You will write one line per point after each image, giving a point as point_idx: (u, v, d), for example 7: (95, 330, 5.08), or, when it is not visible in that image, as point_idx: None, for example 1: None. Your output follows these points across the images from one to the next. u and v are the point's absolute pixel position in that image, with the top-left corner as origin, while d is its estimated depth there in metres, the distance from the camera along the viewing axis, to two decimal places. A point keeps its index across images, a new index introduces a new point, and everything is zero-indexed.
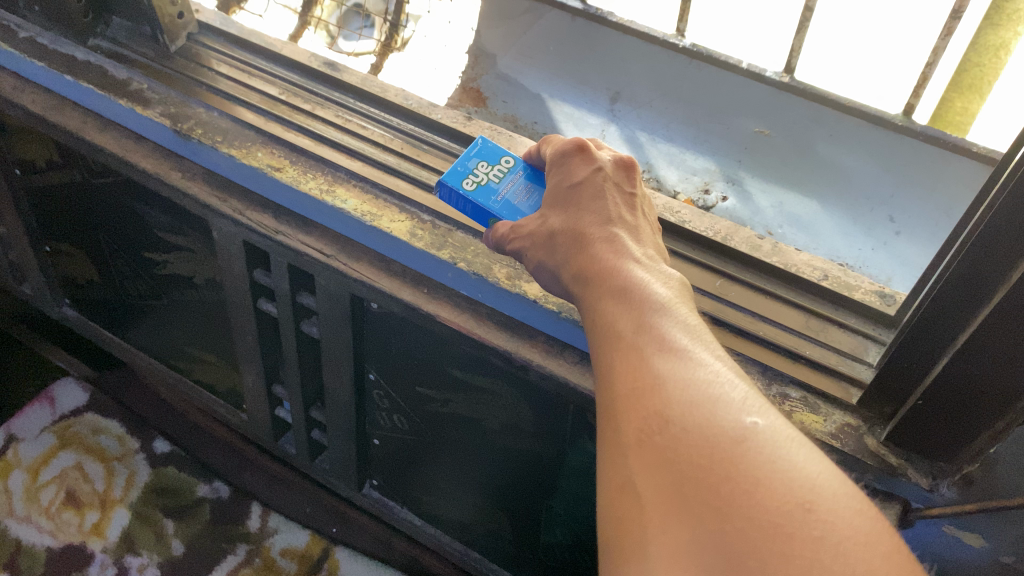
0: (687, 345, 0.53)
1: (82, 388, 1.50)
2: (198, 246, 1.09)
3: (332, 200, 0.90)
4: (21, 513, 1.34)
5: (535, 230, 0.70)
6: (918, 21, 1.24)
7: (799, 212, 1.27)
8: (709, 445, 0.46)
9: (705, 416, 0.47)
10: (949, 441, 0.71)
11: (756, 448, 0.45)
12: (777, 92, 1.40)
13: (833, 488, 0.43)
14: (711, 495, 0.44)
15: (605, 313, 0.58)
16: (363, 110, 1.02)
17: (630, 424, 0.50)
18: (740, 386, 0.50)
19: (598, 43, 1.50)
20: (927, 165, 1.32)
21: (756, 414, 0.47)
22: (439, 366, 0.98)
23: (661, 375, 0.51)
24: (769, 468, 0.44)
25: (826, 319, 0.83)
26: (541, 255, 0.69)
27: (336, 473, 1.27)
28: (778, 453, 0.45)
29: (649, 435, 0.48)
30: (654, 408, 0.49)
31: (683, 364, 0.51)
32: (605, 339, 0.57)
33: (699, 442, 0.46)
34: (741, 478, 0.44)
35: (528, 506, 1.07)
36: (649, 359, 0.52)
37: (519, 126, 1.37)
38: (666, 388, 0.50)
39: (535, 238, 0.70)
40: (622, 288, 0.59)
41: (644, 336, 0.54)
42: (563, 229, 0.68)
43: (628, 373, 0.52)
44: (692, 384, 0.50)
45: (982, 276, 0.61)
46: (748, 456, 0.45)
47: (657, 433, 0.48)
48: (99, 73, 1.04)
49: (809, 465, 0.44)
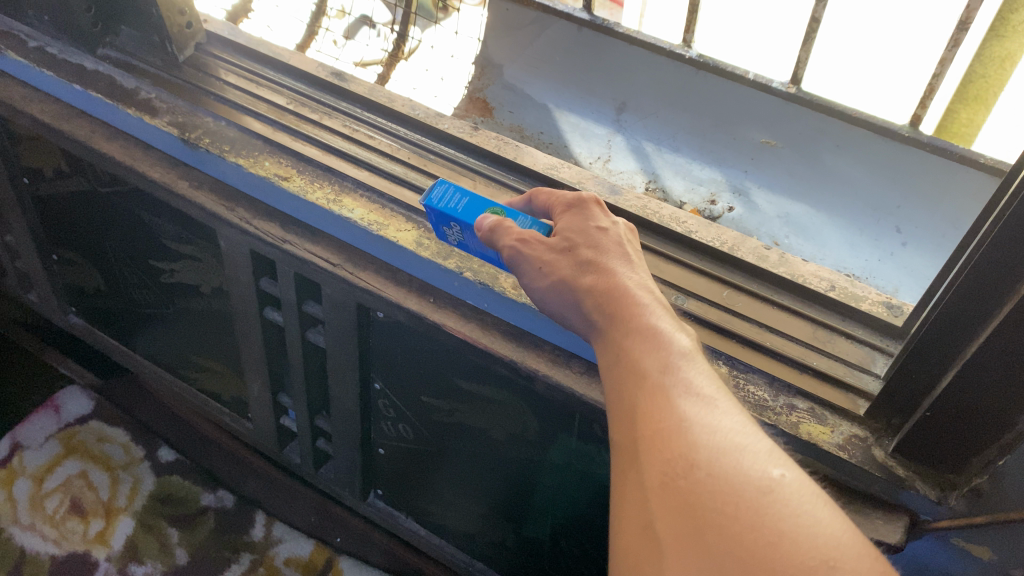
0: (713, 394, 0.52)
1: (88, 396, 1.51)
2: (204, 254, 1.10)
3: (339, 209, 0.90)
4: (25, 521, 1.34)
5: (545, 250, 0.67)
6: (930, 23, 1.25)
7: (808, 228, 1.28)
8: (734, 493, 0.45)
9: (732, 463, 0.47)
10: (960, 454, 0.70)
11: (783, 500, 0.45)
12: (784, 103, 1.37)
13: (858, 549, 0.43)
14: (733, 544, 0.43)
15: (629, 351, 0.57)
16: (370, 120, 1.02)
17: (653, 465, 0.49)
18: (766, 439, 0.49)
19: (602, 56, 1.47)
20: (931, 177, 1.30)
21: (783, 466, 0.47)
22: (445, 376, 0.98)
23: (687, 418, 0.50)
24: (796, 523, 0.43)
25: (833, 329, 0.83)
26: (545, 276, 0.66)
27: (341, 483, 1.27)
28: (803, 508, 0.45)
29: (673, 478, 0.48)
30: (678, 451, 0.48)
31: (709, 411, 0.51)
32: (627, 374, 0.56)
33: (725, 489, 0.46)
34: (767, 529, 0.43)
35: (534, 518, 1.07)
36: (675, 401, 0.51)
37: (525, 136, 1.41)
38: (693, 431, 0.49)
39: (545, 257, 0.67)
40: (646, 327, 0.58)
41: (671, 377, 0.53)
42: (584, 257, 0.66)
43: (653, 413, 0.52)
44: (718, 430, 0.49)
45: (993, 287, 0.61)
46: (774, 508, 0.44)
47: (682, 477, 0.47)
48: (108, 82, 1.04)
49: (832, 523, 0.44)
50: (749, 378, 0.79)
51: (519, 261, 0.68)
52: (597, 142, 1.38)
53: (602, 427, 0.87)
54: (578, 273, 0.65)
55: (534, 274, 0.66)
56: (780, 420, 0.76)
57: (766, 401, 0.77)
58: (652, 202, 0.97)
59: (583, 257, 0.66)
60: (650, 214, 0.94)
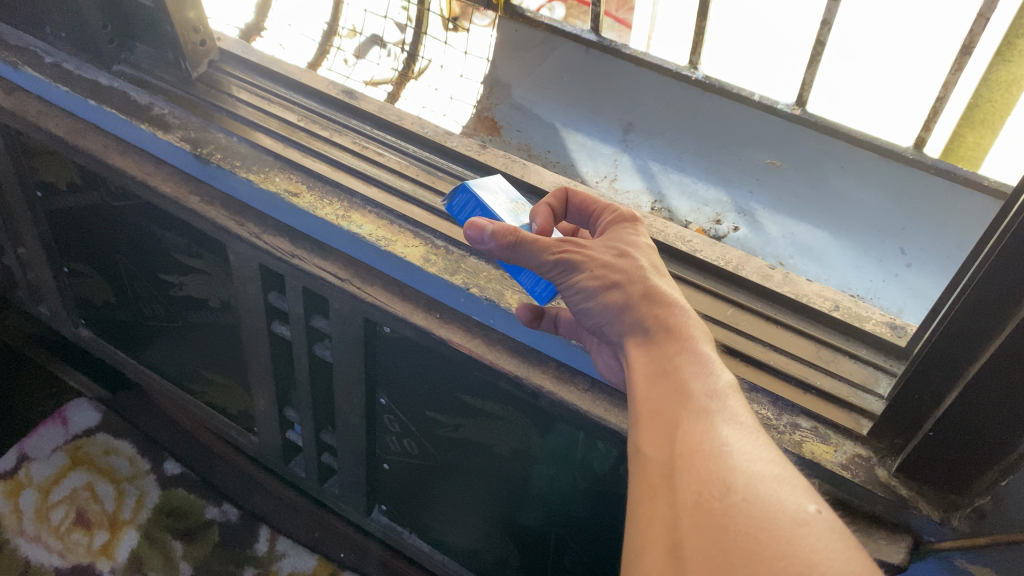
0: (755, 428, 0.52)
1: (95, 409, 1.52)
2: (213, 268, 1.11)
3: (348, 225, 0.91)
4: (31, 532, 1.34)
5: (597, 256, 0.67)
6: (929, 60, 1.26)
7: (812, 247, 1.28)
8: (769, 519, 0.45)
9: (769, 492, 0.46)
10: (962, 474, 0.70)
11: (817, 533, 0.44)
12: (786, 125, 1.41)
13: None
14: (757, 564, 0.42)
15: (680, 369, 0.58)
16: (380, 138, 1.04)
17: (689, 486, 0.49)
18: (803, 478, 0.49)
19: (613, 77, 1.49)
20: (937, 199, 1.31)
21: (820, 504, 0.46)
22: (451, 392, 0.98)
23: (728, 443, 0.50)
24: (827, 553, 0.42)
25: (836, 349, 0.84)
26: (597, 281, 0.65)
27: (346, 498, 1.27)
28: (836, 544, 0.43)
29: (708, 500, 0.47)
30: (716, 474, 0.48)
31: (751, 441, 0.51)
32: (670, 393, 0.56)
33: (760, 515, 0.45)
34: (797, 554, 0.42)
35: (537, 536, 1.07)
36: (717, 426, 0.52)
37: (533, 155, 1.41)
38: (733, 456, 0.49)
39: (597, 267, 0.66)
40: (699, 352, 0.58)
41: (717, 402, 0.54)
42: (634, 269, 0.65)
43: (694, 433, 0.52)
44: (757, 460, 0.49)
45: (995, 306, 0.61)
46: (806, 538, 0.43)
47: (716, 500, 0.47)
48: (122, 98, 1.06)
49: (865, 561, 0.43)
50: (753, 397, 0.80)
51: (577, 268, 0.66)
52: (603, 162, 1.39)
53: (606, 444, 0.87)
54: (628, 282, 0.64)
55: (587, 279, 0.65)
56: (783, 438, 0.76)
57: (769, 419, 0.78)
58: (657, 221, 0.97)
59: (634, 263, 0.66)
60: (655, 233, 0.95)
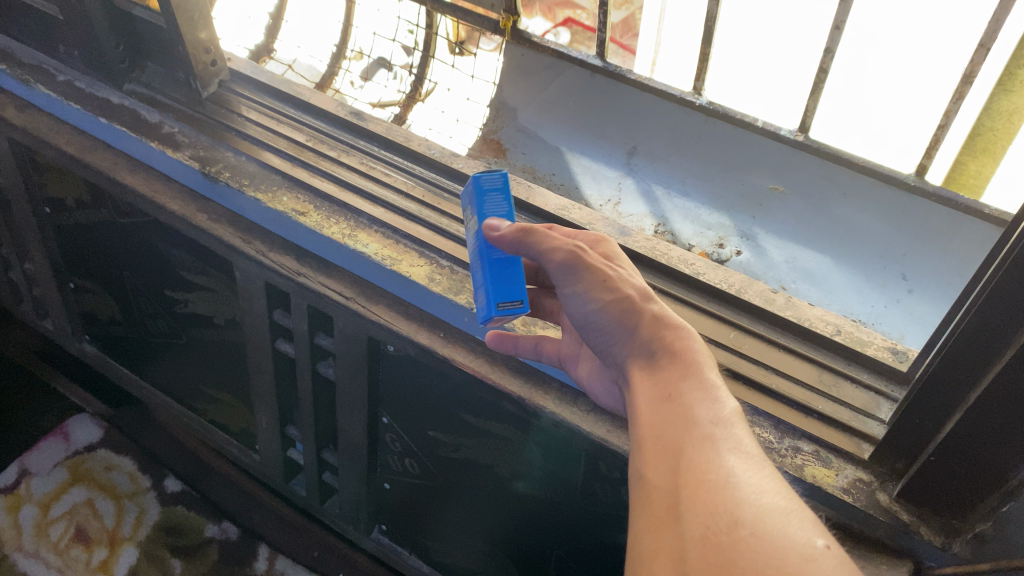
0: (762, 457, 0.52)
1: (97, 425, 1.52)
2: (219, 286, 1.12)
3: (354, 243, 0.92)
4: (30, 548, 1.34)
5: (612, 266, 0.66)
6: (932, 90, 1.25)
7: (814, 272, 1.30)
8: (776, 555, 0.44)
9: (777, 526, 0.46)
10: (963, 499, 0.71)
11: (824, 568, 0.43)
12: (793, 151, 1.41)
13: None
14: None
15: (684, 395, 0.58)
16: (387, 158, 1.04)
17: (695, 518, 0.49)
18: (812, 510, 0.48)
19: (618, 102, 1.50)
20: (938, 226, 1.32)
21: (829, 540, 0.45)
22: (452, 411, 0.99)
23: (734, 474, 0.50)
24: None
25: (838, 373, 0.84)
26: (606, 293, 0.65)
27: (346, 518, 1.27)
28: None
29: (715, 534, 0.47)
30: (723, 506, 0.48)
31: (757, 471, 0.50)
32: (678, 421, 0.56)
33: (766, 550, 0.44)
34: None
35: (537, 558, 1.07)
36: (723, 456, 0.52)
37: (537, 177, 1.42)
38: (739, 488, 0.49)
39: (610, 275, 0.65)
40: (707, 382, 0.58)
41: (723, 430, 0.54)
42: (640, 288, 0.65)
43: (701, 463, 0.52)
44: (765, 493, 0.49)
45: (996, 332, 0.62)
46: (814, 573, 0.42)
47: (723, 533, 0.47)
48: (133, 116, 1.07)
49: None
50: (755, 420, 0.80)
51: (591, 271, 0.65)
52: (607, 185, 1.41)
53: (609, 466, 0.87)
54: (636, 301, 0.64)
55: (599, 285, 0.65)
56: (785, 462, 0.76)
57: (771, 443, 0.78)
58: (660, 244, 0.98)
59: (639, 284, 0.66)
60: (659, 255, 0.96)
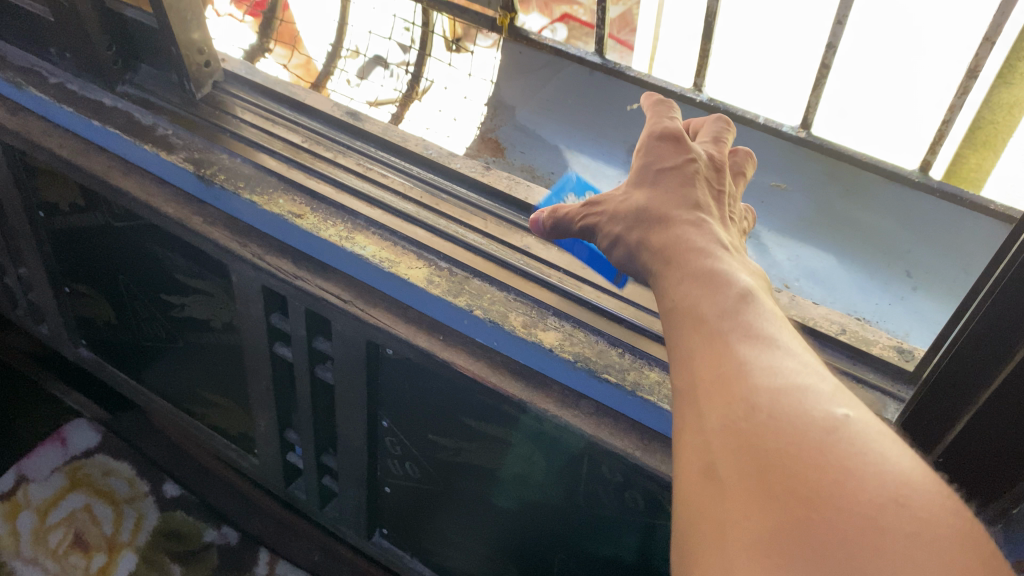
0: (775, 338, 0.50)
1: (94, 430, 1.50)
2: (216, 289, 1.10)
3: (351, 246, 0.91)
4: (28, 555, 1.33)
5: (610, 207, 0.69)
6: (936, 82, 1.29)
7: (819, 271, 1.27)
8: (797, 431, 0.42)
9: (794, 403, 0.44)
10: (974, 503, 0.69)
11: (850, 438, 0.41)
12: (793, 147, 1.38)
13: (923, 484, 0.38)
14: (799, 484, 0.39)
15: (687, 295, 0.56)
16: (384, 159, 1.03)
17: (714, 409, 0.46)
18: (828, 381, 0.46)
19: (616, 100, 1.47)
20: (943, 224, 1.30)
21: (850, 408, 0.43)
22: (453, 415, 0.97)
23: (748, 361, 0.48)
24: (860, 461, 0.39)
25: (843, 373, 0.83)
26: (606, 237, 0.69)
27: (346, 521, 1.26)
28: (872, 444, 0.40)
29: (733, 422, 0.45)
30: (740, 395, 0.46)
31: (771, 356, 0.48)
32: (684, 319, 0.54)
33: (787, 429, 0.42)
34: (833, 464, 0.39)
35: (540, 562, 1.06)
36: (733, 346, 0.49)
37: (536, 177, 1.40)
38: (754, 374, 0.46)
39: (609, 219, 0.68)
40: (707, 271, 0.56)
41: (729, 321, 0.51)
42: (650, 209, 0.65)
43: (712, 358, 0.49)
44: (780, 373, 0.46)
45: (1005, 333, 0.61)
46: (838, 442, 0.40)
47: (742, 420, 0.44)
48: (126, 119, 1.06)
49: (902, 458, 0.40)
50: None
51: (595, 228, 0.70)
52: (607, 182, 1.38)
53: (612, 469, 0.86)
54: (642, 217, 0.65)
55: (602, 237, 0.69)
56: None
57: None
58: None
59: (649, 201, 0.66)
60: None
